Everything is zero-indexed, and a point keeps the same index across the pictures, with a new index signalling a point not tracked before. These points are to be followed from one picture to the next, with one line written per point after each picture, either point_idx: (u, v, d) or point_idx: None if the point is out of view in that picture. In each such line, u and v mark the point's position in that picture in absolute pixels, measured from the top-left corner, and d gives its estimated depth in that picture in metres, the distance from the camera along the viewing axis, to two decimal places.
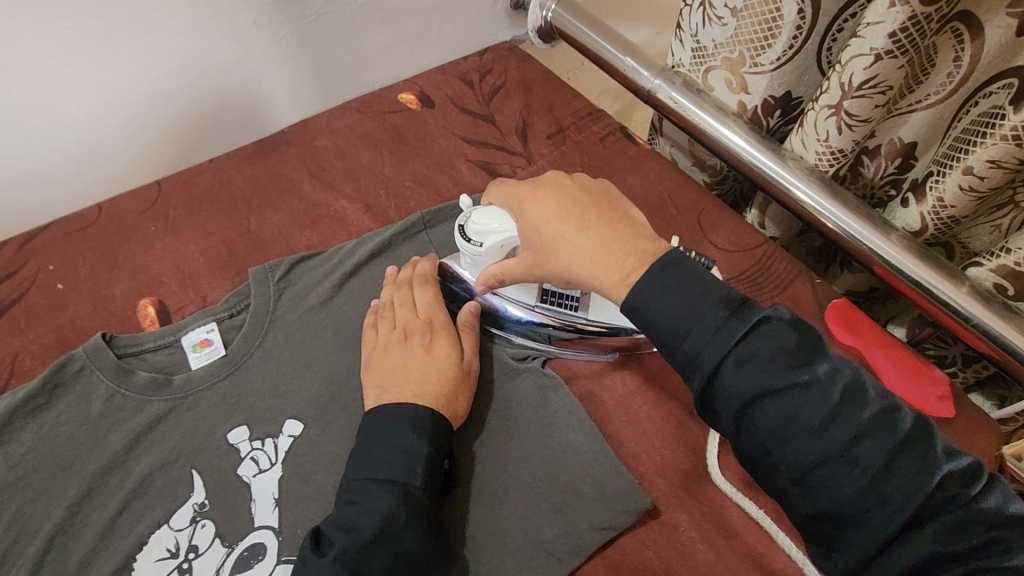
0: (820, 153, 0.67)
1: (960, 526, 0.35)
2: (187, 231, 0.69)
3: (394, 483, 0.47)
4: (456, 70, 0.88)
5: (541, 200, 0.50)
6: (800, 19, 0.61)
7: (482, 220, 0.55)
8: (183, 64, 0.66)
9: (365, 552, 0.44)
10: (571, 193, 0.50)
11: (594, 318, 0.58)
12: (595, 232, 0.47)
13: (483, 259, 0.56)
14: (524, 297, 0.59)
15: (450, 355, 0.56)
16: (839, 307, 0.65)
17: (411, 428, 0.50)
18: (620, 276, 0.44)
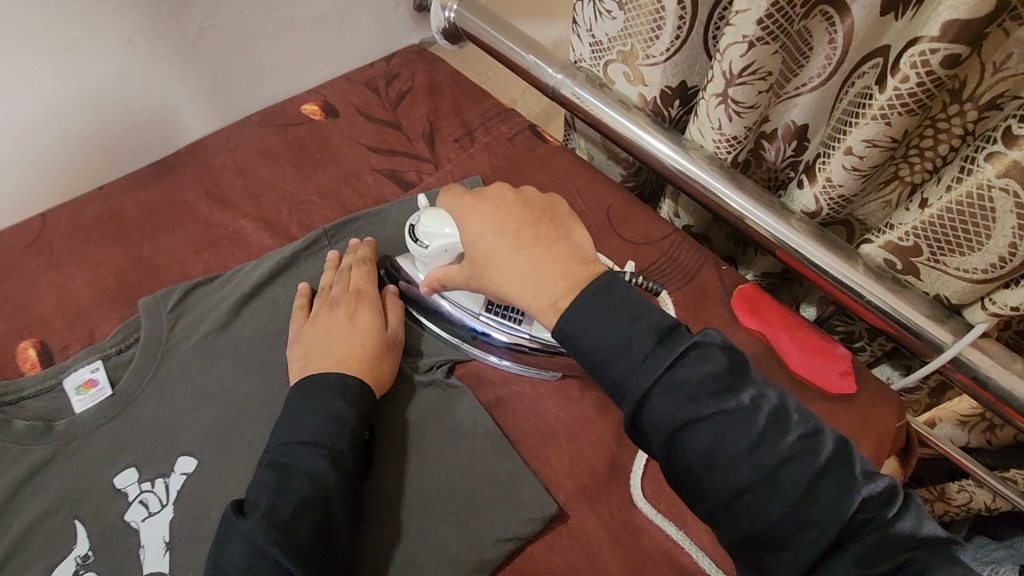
0: (716, 141, 0.67)
1: (873, 550, 0.36)
2: (71, 264, 0.66)
3: (311, 459, 0.47)
4: (362, 77, 0.85)
5: (480, 215, 0.48)
6: (681, 9, 0.61)
7: (430, 222, 0.57)
8: (54, 90, 0.62)
9: (293, 510, 0.44)
10: (513, 206, 0.47)
11: (534, 334, 0.57)
12: (533, 256, 0.45)
13: (430, 260, 0.58)
14: (471, 304, 0.59)
15: (374, 325, 0.57)
16: (745, 292, 0.65)
17: (338, 397, 0.51)
18: (550, 300, 0.43)
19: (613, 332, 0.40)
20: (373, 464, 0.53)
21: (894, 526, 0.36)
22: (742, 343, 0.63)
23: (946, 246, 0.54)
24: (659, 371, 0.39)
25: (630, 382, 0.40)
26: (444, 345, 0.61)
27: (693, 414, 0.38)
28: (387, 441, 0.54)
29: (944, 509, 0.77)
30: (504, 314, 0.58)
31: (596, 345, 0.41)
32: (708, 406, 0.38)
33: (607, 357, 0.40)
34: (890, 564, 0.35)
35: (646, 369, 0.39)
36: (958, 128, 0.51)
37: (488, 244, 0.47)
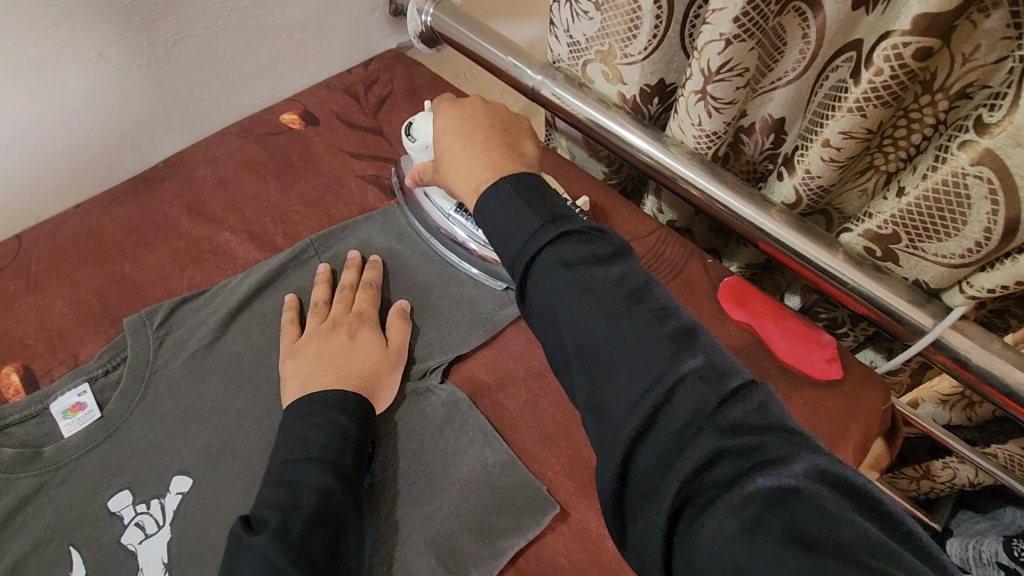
0: (697, 137, 0.68)
1: (735, 426, 0.34)
2: (51, 286, 0.64)
3: (318, 474, 0.47)
4: (341, 84, 0.85)
5: (448, 122, 0.53)
6: (658, 8, 0.61)
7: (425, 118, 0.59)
8: (23, 107, 0.61)
9: (305, 526, 0.44)
10: (479, 111, 0.53)
11: (480, 242, 0.63)
12: (475, 149, 0.50)
13: (415, 155, 0.60)
14: (443, 200, 0.64)
15: (377, 347, 0.57)
16: (731, 284, 0.66)
17: (338, 412, 0.51)
18: (472, 184, 0.48)
19: (512, 213, 0.44)
20: (372, 476, 0.53)
21: (754, 407, 0.35)
22: (730, 335, 0.64)
23: (923, 232, 0.56)
24: (543, 245, 0.42)
25: (518, 257, 0.43)
26: (418, 234, 0.69)
27: (564, 280, 0.40)
28: (386, 452, 0.54)
29: (931, 485, 0.80)
30: (465, 217, 0.64)
31: (498, 227, 0.44)
32: (581, 273, 0.40)
33: (505, 234, 0.44)
34: (749, 440, 0.33)
35: (529, 245, 0.42)
36: (930, 118, 0.52)
37: (447, 141, 0.52)
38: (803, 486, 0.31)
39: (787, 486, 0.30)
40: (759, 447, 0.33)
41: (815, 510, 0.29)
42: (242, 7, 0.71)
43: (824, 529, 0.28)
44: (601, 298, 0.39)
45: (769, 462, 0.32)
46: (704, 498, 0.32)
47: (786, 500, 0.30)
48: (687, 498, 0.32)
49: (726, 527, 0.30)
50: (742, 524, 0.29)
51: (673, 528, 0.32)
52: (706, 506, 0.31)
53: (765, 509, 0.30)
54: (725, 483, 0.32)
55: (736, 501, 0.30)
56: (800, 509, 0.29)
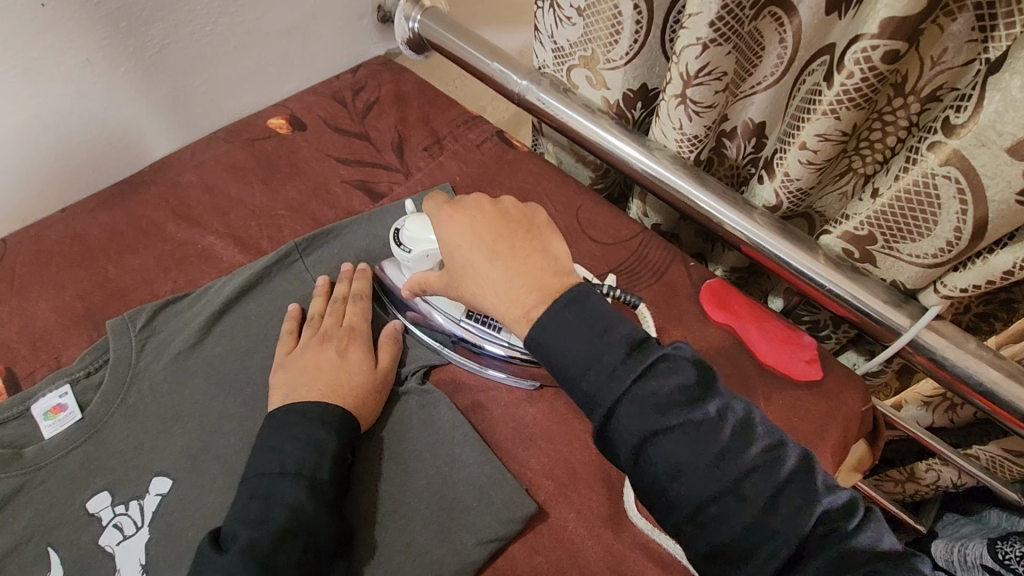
0: (679, 141, 0.69)
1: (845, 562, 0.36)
2: (35, 289, 0.64)
3: (291, 489, 0.47)
4: (328, 89, 0.86)
5: (458, 228, 0.50)
6: (638, 14, 0.62)
7: (414, 228, 0.59)
8: (13, 110, 0.61)
9: (272, 542, 0.44)
10: (492, 216, 0.49)
11: (510, 343, 0.58)
12: (509, 267, 0.46)
13: (413, 265, 0.60)
14: (453, 311, 0.60)
15: (366, 363, 0.57)
16: (713, 287, 0.67)
17: (317, 425, 0.51)
18: (522, 310, 0.45)
19: (584, 347, 0.42)
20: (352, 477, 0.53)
21: (864, 541, 0.37)
22: (711, 336, 0.65)
23: (899, 233, 0.56)
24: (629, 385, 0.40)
25: (599, 395, 0.41)
26: (426, 349, 0.62)
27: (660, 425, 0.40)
28: (367, 453, 0.54)
29: (916, 488, 0.81)
30: (482, 320, 0.59)
31: (568, 358, 0.42)
32: (676, 418, 0.40)
33: (578, 370, 0.42)
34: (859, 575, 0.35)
35: (615, 382, 0.41)
36: (904, 120, 0.53)
37: (464, 255, 0.49)
38: None
39: None
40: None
41: None
42: (229, 13, 0.72)
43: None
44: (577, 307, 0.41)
45: None
46: None
47: None
48: None
49: None
50: None
51: None
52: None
53: None
54: None
55: None
56: None
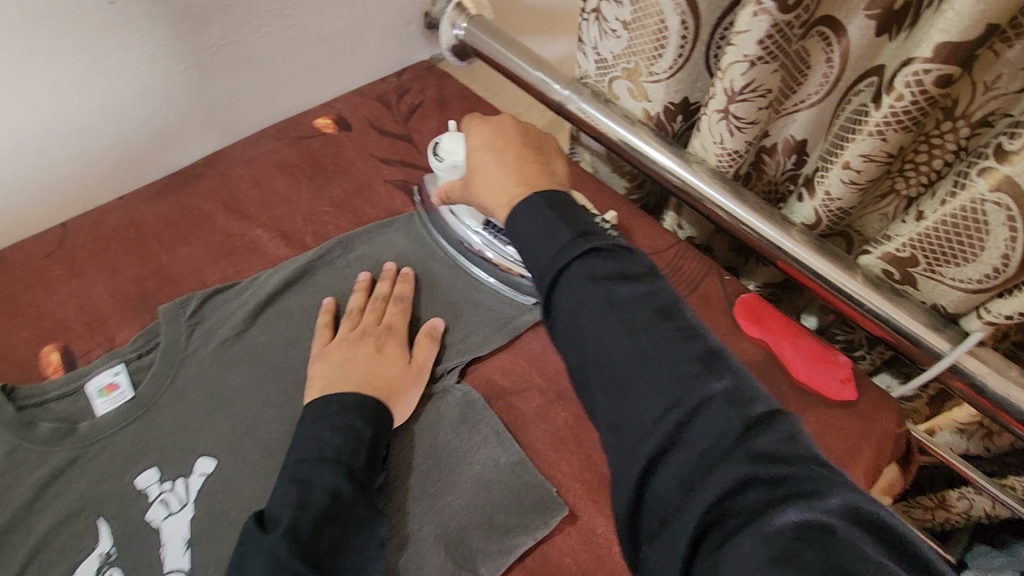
0: (718, 155, 0.69)
1: (763, 455, 0.34)
2: (93, 273, 0.67)
3: (329, 477, 0.48)
4: (374, 92, 0.89)
5: (481, 136, 0.57)
6: (684, 29, 0.63)
7: (450, 143, 0.63)
8: (81, 100, 0.65)
9: (313, 526, 0.45)
10: (509, 131, 0.57)
11: (513, 257, 0.65)
12: (513, 165, 0.53)
13: (442, 173, 0.64)
14: (471, 220, 0.67)
15: (401, 360, 0.58)
16: (747, 301, 0.67)
17: (354, 416, 0.52)
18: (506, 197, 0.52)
19: (544, 224, 0.46)
20: (388, 471, 0.54)
21: (784, 439, 0.36)
22: (744, 350, 0.65)
23: (941, 256, 0.56)
24: (575, 256, 0.44)
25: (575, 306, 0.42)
26: (446, 255, 0.70)
27: (594, 293, 0.42)
28: (402, 447, 0.56)
29: (947, 516, 0.81)
30: (496, 233, 0.66)
31: (531, 233, 0.47)
32: (610, 289, 0.42)
33: (537, 241, 0.46)
34: (780, 470, 0.33)
35: (563, 254, 0.44)
36: (951, 144, 0.53)
37: (480, 158, 0.56)
38: (834, 523, 0.30)
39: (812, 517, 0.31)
40: (792, 480, 0.33)
41: (835, 542, 0.29)
42: (285, 15, 0.75)
43: (857, 567, 0.28)
44: (625, 312, 0.41)
45: (797, 492, 0.32)
46: (725, 526, 0.32)
47: (810, 532, 0.30)
48: (708, 527, 0.32)
49: (755, 554, 0.30)
50: (772, 555, 0.29)
51: (693, 556, 0.32)
52: (732, 532, 0.32)
53: (795, 541, 0.30)
54: (750, 512, 0.32)
55: (760, 530, 0.31)
56: (831, 543, 0.29)
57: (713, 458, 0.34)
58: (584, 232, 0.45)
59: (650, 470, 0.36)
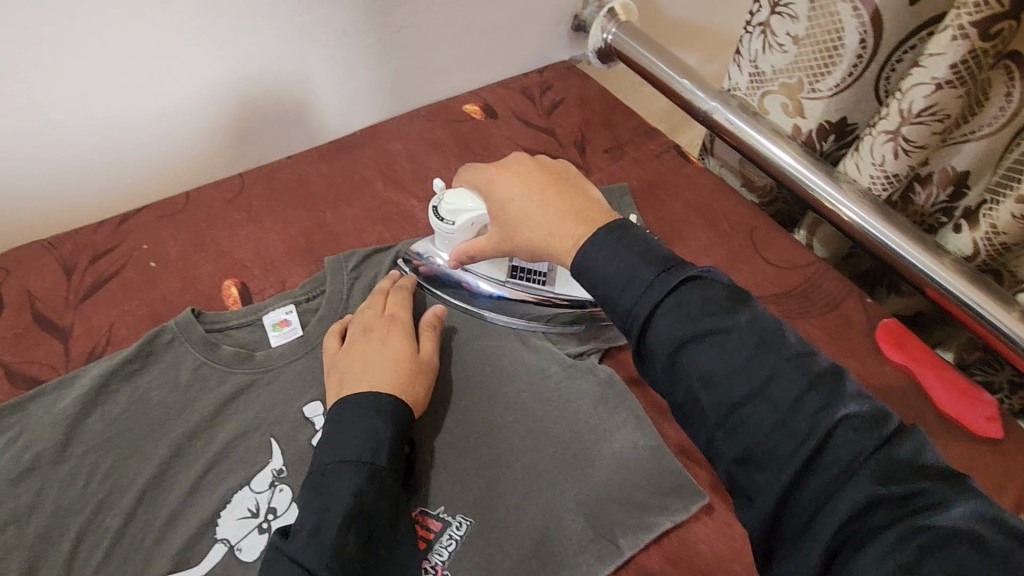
0: (873, 178, 0.69)
1: (891, 472, 0.36)
2: (268, 222, 0.74)
3: (351, 480, 0.48)
4: (518, 85, 0.92)
5: (510, 179, 0.56)
6: (862, 49, 0.64)
7: (454, 201, 0.61)
8: (280, 64, 0.71)
9: (338, 532, 0.46)
10: (528, 170, 0.56)
11: (558, 292, 0.65)
12: (556, 202, 0.53)
13: (457, 237, 0.62)
14: (496, 273, 0.66)
15: (407, 347, 0.58)
16: (890, 326, 0.67)
17: (373, 416, 0.52)
18: (572, 238, 0.50)
19: (621, 259, 0.46)
20: (532, 435, 0.58)
21: (908, 450, 0.37)
22: (886, 374, 0.65)
23: None
24: (665, 293, 0.44)
25: (637, 306, 0.44)
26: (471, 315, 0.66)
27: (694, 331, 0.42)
28: (546, 416, 0.59)
29: None
30: (528, 278, 0.66)
31: (608, 273, 0.46)
32: (806, 362, 0.41)
33: (617, 285, 0.45)
34: (911, 485, 0.35)
35: (653, 291, 0.44)
36: None
37: (518, 206, 0.55)
38: (965, 527, 0.33)
39: (952, 527, 0.33)
40: (916, 494, 0.35)
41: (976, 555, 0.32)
42: (457, 5, 0.79)
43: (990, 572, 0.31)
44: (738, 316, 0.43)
45: (929, 505, 0.34)
46: (857, 539, 0.35)
47: (941, 543, 0.32)
48: (841, 544, 0.35)
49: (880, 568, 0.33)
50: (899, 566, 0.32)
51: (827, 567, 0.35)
52: (860, 545, 0.34)
53: (922, 552, 0.32)
54: (882, 527, 0.34)
55: (892, 543, 0.33)
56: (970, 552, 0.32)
57: (839, 479, 0.37)
58: (662, 265, 0.45)
59: (792, 500, 0.38)
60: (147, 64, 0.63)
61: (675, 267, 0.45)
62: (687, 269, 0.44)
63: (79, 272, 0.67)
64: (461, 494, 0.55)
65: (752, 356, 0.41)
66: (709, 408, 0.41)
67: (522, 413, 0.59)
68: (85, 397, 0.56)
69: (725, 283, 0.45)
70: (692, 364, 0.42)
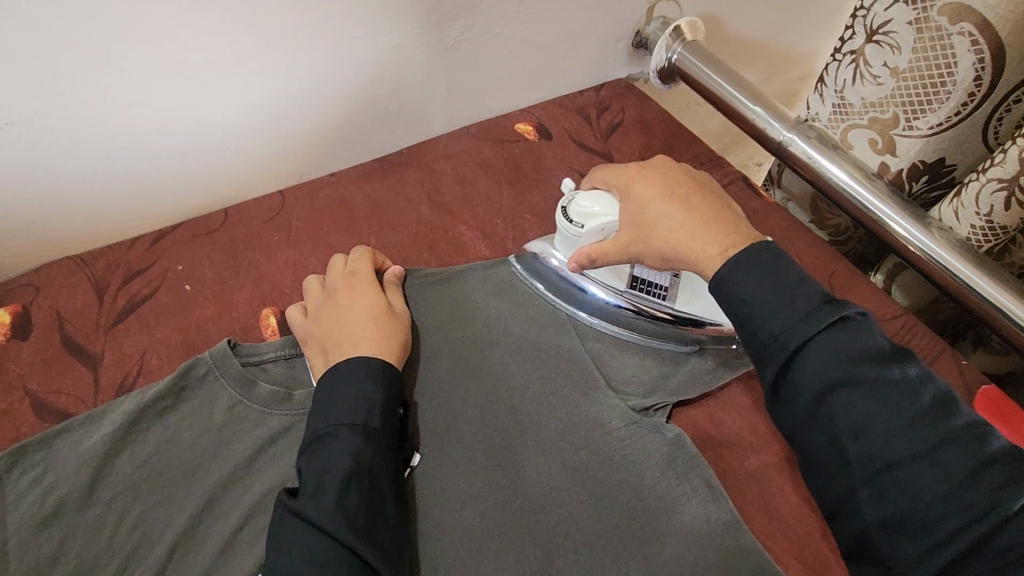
0: (975, 227, 0.63)
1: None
2: (308, 245, 0.70)
3: (347, 441, 0.48)
4: (573, 104, 0.87)
5: (651, 182, 0.58)
6: (976, 86, 0.58)
7: (586, 203, 0.61)
8: (326, 79, 0.66)
9: (340, 488, 0.45)
10: (670, 176, 0.58)
11: (678, 308, 0.63)
12: (703, 215, 0.55)
13: (582, 241, 0.62)
14: (614, 281, 0.63)
15: (380, 301, 0.59)
16: (989, 394, 0.61)
17: (360, 376, 0.52)
18: (717, 251, 0.53)
19: (777, 286, 0.49)
20: (596, 500, 0.53)
21: None
22: None
23: None
24: (821, 327, 0.47)
25: (789, 334, 0.47)
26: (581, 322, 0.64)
27: (846, 374, 0.45)
28: (609, 479, 0.54)
29: None
30: (648, 290, 0.64)
31: (756, 296, 0.49)
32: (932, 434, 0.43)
33: (764, 310, 0.49)
34: None
35: (808, 323, 0.47)
36: None
37: (657, 208, 0.56)
38: None
39: None
40: None
41: None
42: (518, 19, 0.74)
43: None
44: (871, 343, 0.46)
45: None
46: None
47: None
48: None
49: None
50: None
51: None
52: None
53: None
54: None
55: None
56: None
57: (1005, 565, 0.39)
58: (818, 298, 0.48)
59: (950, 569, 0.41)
60: (187, 76, 0.58)
61: (834, 301, 0.48)
62: (843, 305, 0.47)
63: (112, 293, 0.63)
64: (518, 567, 0.50)
65: (909, 415, 0.44)
66: (859, 458, 0.45)
67: (585, 476, 0.54)
68: (113, 436, 0.52)
69: (878, 331, 0.47)
70: (843, 407, 0.45)
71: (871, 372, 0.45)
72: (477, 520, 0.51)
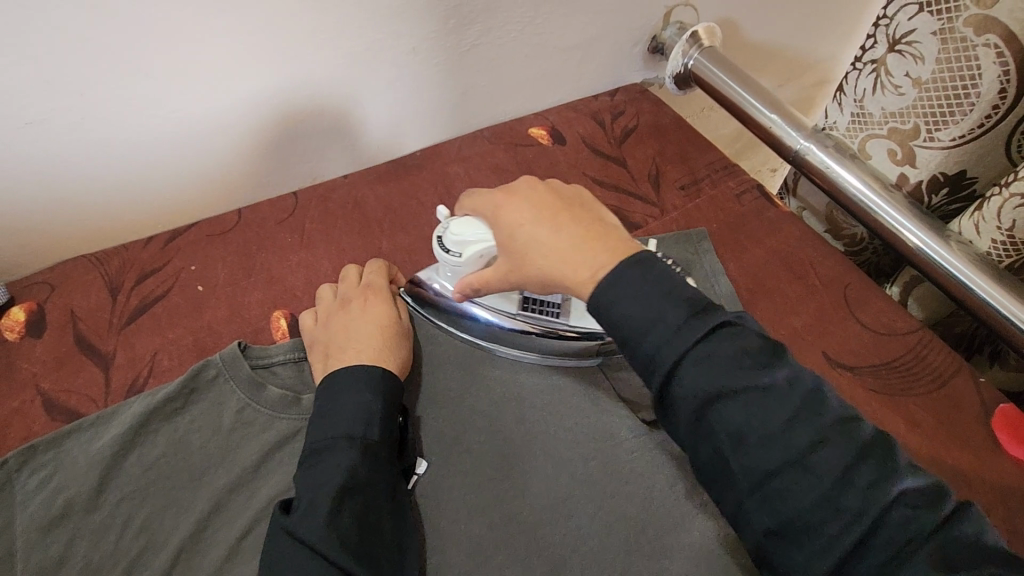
0: (995, 242, 0.62)
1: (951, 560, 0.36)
2: (320, 248, 0.69)
3: (343, 452, 0.48)
4: (588, 108, 0.86)
5: (514, 206, 0.53)
6: (1000, 99, 0.57)
7: (461, 232, 0.56)
8: (341, 82, 0.66)
9: (334, 501, 0.45)
10: (539, 196, 0.53)
11: (572, 325, 0.60)
12: (576, 234, 0.49)
13: (464, 269, 0.57)
14: (505, 305, 0.61)
15: (388, 312, 0.59)
16: (1006, 412, 0.61)
17: (364, 388, 0.52)
18: (591, 272, 0.47)
19: (645, 298, 0.43)
20: (602, 513, 0.53)
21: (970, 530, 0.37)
22: (1004, 468, 0.58)
23: None
24: (693, 341, 0.42)
25: (660, 355, 0.42)
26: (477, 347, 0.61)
27: (719, 386, 0.41)
28: (617, 492, 0.54)
29: None
30: (540, 310, 0.61)
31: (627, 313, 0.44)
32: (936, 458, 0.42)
33: (637, 328, 0.43)
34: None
35: (681, 337, 0.42)
36: None
37: (527, 234, 0.51)
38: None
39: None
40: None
41: None
42: (535, 24, 0.73)
43: None
44: None
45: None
46: None
47: None
48: None
49: None
50: None
51: None
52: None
53: None
54: None
55: None
56: None
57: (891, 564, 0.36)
58: (690, 310, 0.43)
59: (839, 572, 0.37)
60: (201, 78, 0.58)
61: (703, 313, 0.43)
62: (717, 314, 0.43)
63: (125, 293, 0.63)
64: None
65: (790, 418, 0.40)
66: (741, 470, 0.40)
67: (592, 488, 0.54)
68: (122, 438, 0.52)
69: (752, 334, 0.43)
70: (721, 421, 0.41)
71: (743, 381, 0.41)
72: (484, 532, 0.51)
